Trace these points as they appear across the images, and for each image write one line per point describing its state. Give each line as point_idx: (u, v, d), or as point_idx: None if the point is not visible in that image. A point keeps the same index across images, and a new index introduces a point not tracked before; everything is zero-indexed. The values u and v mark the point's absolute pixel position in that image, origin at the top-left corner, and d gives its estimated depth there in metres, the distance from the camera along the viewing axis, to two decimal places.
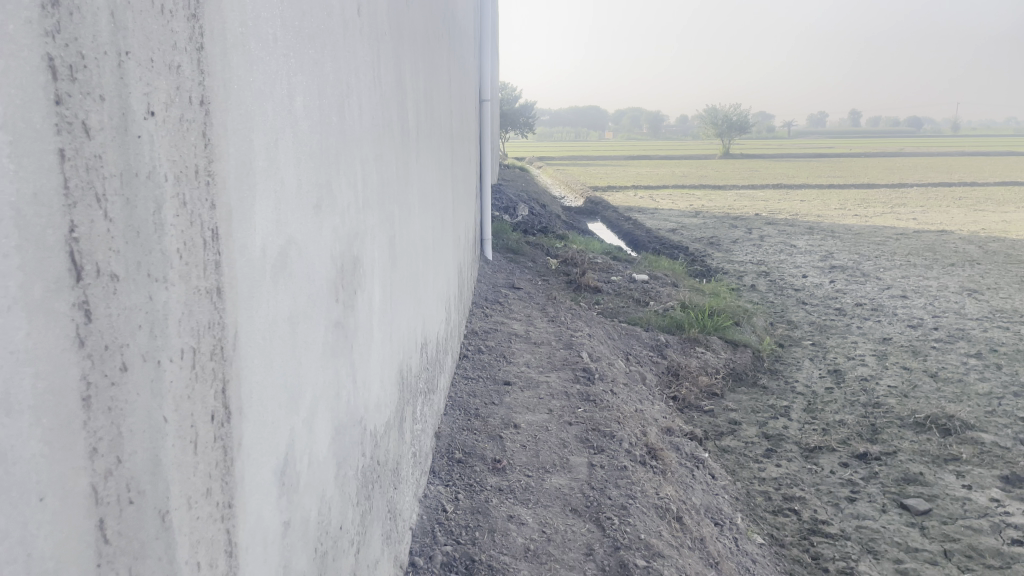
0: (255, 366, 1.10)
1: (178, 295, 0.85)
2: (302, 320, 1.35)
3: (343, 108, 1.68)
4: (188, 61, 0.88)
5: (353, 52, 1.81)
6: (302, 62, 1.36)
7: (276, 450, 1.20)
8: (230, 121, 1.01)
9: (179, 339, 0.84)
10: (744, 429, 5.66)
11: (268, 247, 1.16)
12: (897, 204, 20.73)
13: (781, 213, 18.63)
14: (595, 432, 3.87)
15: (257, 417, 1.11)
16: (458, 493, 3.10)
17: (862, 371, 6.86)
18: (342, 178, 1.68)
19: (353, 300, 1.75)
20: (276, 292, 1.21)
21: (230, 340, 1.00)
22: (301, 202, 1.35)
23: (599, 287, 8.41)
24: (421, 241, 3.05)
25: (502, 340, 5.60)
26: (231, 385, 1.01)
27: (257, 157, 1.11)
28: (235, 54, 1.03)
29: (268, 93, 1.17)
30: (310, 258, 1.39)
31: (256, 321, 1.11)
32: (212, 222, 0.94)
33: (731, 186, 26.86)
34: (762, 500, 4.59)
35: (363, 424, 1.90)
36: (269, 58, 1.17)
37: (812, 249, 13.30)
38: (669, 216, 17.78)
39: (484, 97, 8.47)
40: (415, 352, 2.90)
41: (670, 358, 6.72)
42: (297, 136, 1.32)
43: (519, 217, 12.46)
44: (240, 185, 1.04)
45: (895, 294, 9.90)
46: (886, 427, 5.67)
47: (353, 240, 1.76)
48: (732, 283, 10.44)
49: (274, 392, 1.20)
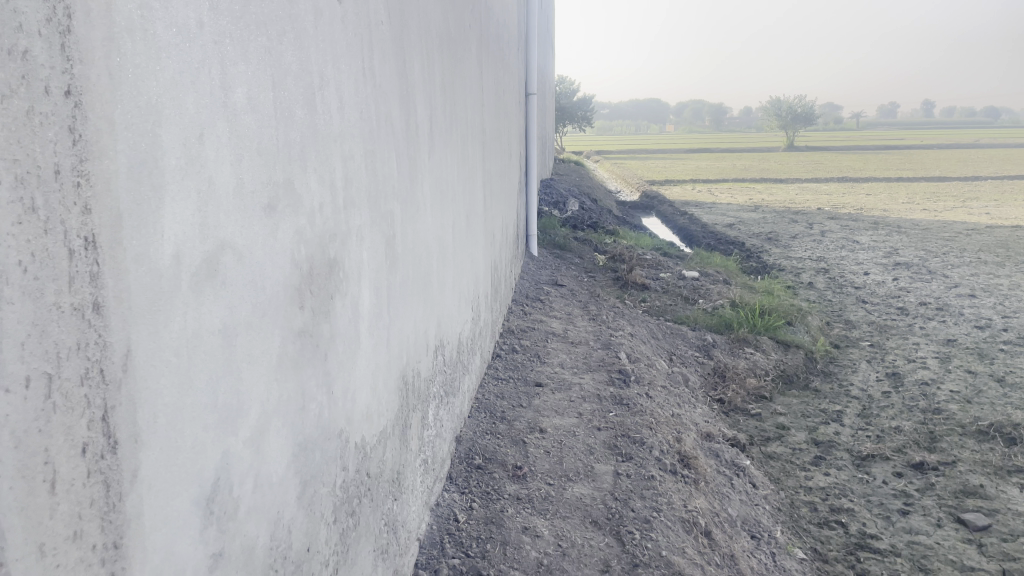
0: (163, 388, 0.99)
1: (22, 317, 0.74)
2: (245, 331, 1.24)
3: (313, 102, 1.57)
4: (44, 48, 0.77)
5: (331, 40, 1.69)
6: (245, 49, 1.25)
7: (198, 478, 1.09)
8: (120, 114, 0.90)
9: (23, 365, 0.74)
10: (793, 434, 5.41)
11: (187, 254, 1.05)
12: (970, 197, 19.90)
13: (844, 207, 18.05)
14: (624, 438, 3.71)
15: (166, 444, 1.00)
16: (473, 502, 2.98)
17: (923, 375, 6.51)
18: (312, 177, 1.56)
19: (326, 307, 1.64)
20: (201, 303, 1.09)
21: (119, 363, 0.89)
22: (243, 204, 1.23)
23: (646, 284, 8.19)
24: (435, 239, 2.93)
25: (538, 338, 5.48)
26: (118, 411, 0.89)
27: (168, 154, 1.00)
28: (130, 40, 0.92)
29: (188, 82, 1.06)
30: (256, 264, 1.28)
31: (164, 337, 1.00)
32: (87, 229, 0.83)
33: (794, 179, 26.15)
34: (807, 511, 4.35)
35: (345, 436, 1.79)
36: (187, 46, 1.06)
37: (876, 245, 12.79)
38: (727, 211, 17.36)
39: (530, 91, 8.34)
40: (426, 354, 2.78)
41: (716, 359, 6.49)
42: (236, 131, 1.21)
43: (569, 212, 12.29)
44: (137, 187, 0.93)
45: (962, 293, 9.43)
46: (945, 435, 5.36)
47: (328, 241, 1.65)
48: (789, 280, 10.09)
49: (198, 415, 1.08)
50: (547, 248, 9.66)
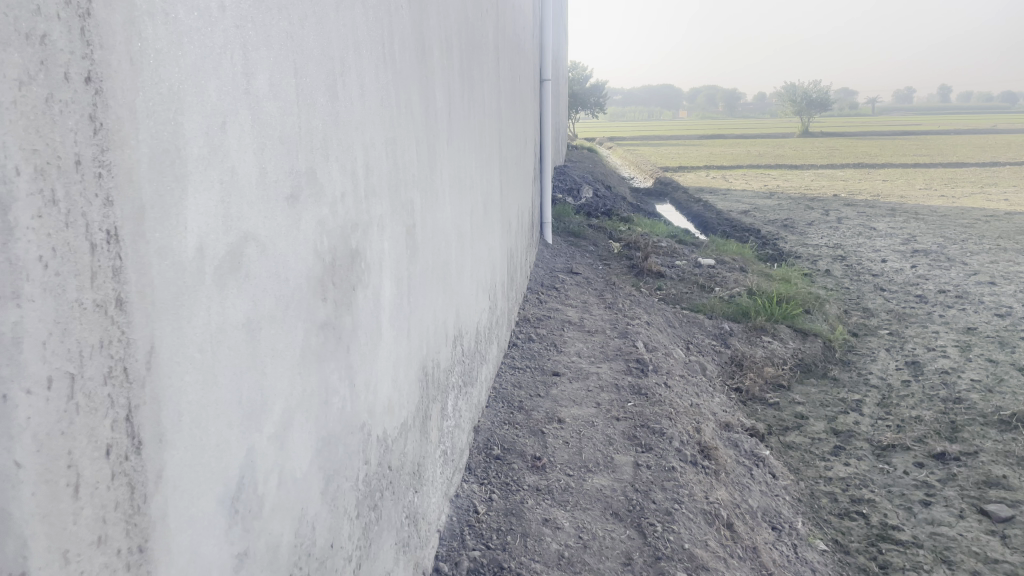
0: (188, 385, 0.96)
1: (43, 316, 0.70)
2: (269, 325, 1.21)
3: (335, 89, 1.53)
4: (63, 33, 0.73)
5: (353, 25, 1.66)
6: (267, 34, 1.21)
7: (223, 477, 1.06)
8: (141, 102, 0.86)
9: (45, 366, 0.70)
10: (812, 423, 5.36)
11: (210, 246, 1.02)
12: (987, 183, 19.66)
13: (860, 194, 17.89)
14: (644, 428, 3.67)
15: (191, 442, 0.97)
16: (492, 493, 2.95)
17: (943, 364, 6.44)
18: (334, 166, 1.53)
19: (348, 298, 1.60)
20: (225, 296, 1.06)
21: (142, 360, 0.86)
22: (266, 193, 1.20)
23: (662, 271, 8.13)
24: (453, 228, 2.90)
25: (555, 327, 5.44)
26: (142, 410, 0.86)
27: (189, 143, 0.96)
28: (151, 24, 0.88)
29: (209, 67, 1.02)
30: (279, 256, 1.25)
31: (189, 333, 0.96)
32: (109, 221, 0.80)
33: (809, 165, 25.90)
34: (828, 502, 4.30)
35: (367, 430, 1.76)
36: (209, 30, 1.02)
37: (894, 232, 12.66)
38: (742, 198, 17.23)
39: (546, 77, 8.28)
40: (445, 345, 2.75)
41: (734, 347, 6.44)
42: (259, 118, 1.17)
43: (583, 200, 12.23)
44: (159, 176, 0.90)
45: (982, 280, 9.32)
46: (967, 425, 5.29)
47: (350, 231, 1.62)
48: (805, 267, 10.00)
49: (222, 411, 1.05)
50: (562, 235, 9.61)
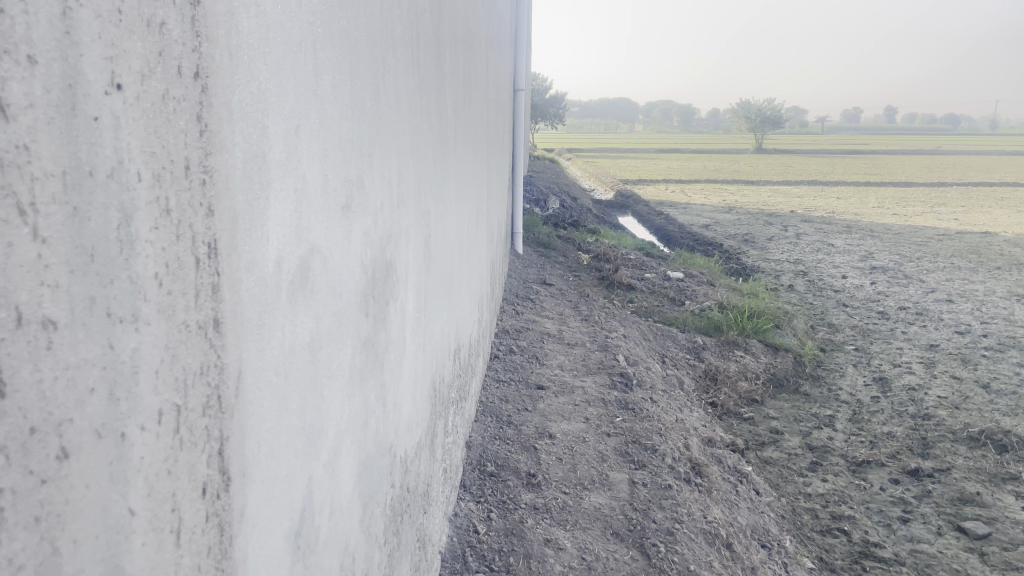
0: (266, 413, 0.87)
1: (156, 341, 0.62)
2: (326, 343, 1.13)
3: (377, 92, 1.45)
4: (177, 22, 0.65)
5: (391, 28, 1.58)
6: (331, 33, 1.13)
7: (289, 511, 0.97)
8: (237, 102, 0.78)
9: (156, 399, 0.62)
10: (787, 439, 5.38)
11: (286, 261, 0.93)
12: (937, 203, 20.19)
13: (817, 210, 18.24)
14: (635, 445, 3.64)
15: (267, 475, 0.88)
16: (491, 511, 2.87)
17: (910, 380, 6.53)
18: (376, 174, 1.45)
19: (384, 312, 1.53)
20: (295, 314, 0.98)
21: (232, 387, 0.78)
22: (327, 204, 1.12)
23: (632, 284, 8.15)
24: (455, 239, 2.82)
25: (534, 339, 5.39)
26: (230, 442, 0.78)
27: (272, 147, 0.88)
28: (245, 17, 0.80)
29: (289, 67, 0.94)
30: (335, 268, 1.16)
31: (267, 354, 0.88)
32: (210, 233, 0.72)
33: (765, 180, 26.32)
34: (809, 518, 4.31)
35: (393, 451, 1.68)
36: (290, 25, 0.94)
37: (852, 248, 12.89)
38: (702, 212, 17.40)
39: (519, 87, 8.21)
40: (448, 360, 2.67)
41: (707, 361, 6.46)
42: (324, 121, 1.09)
43: (550, 211, 12.22)
44: (248, 185, 0.81)
45: (939, 297, 9.53)
46: (937, 441, 5.36)
47: (386, 242, 1.54)
48: (770, 282, 10.11)
49: (290, 437, 0.97)
50: (531, 245, 9.56)
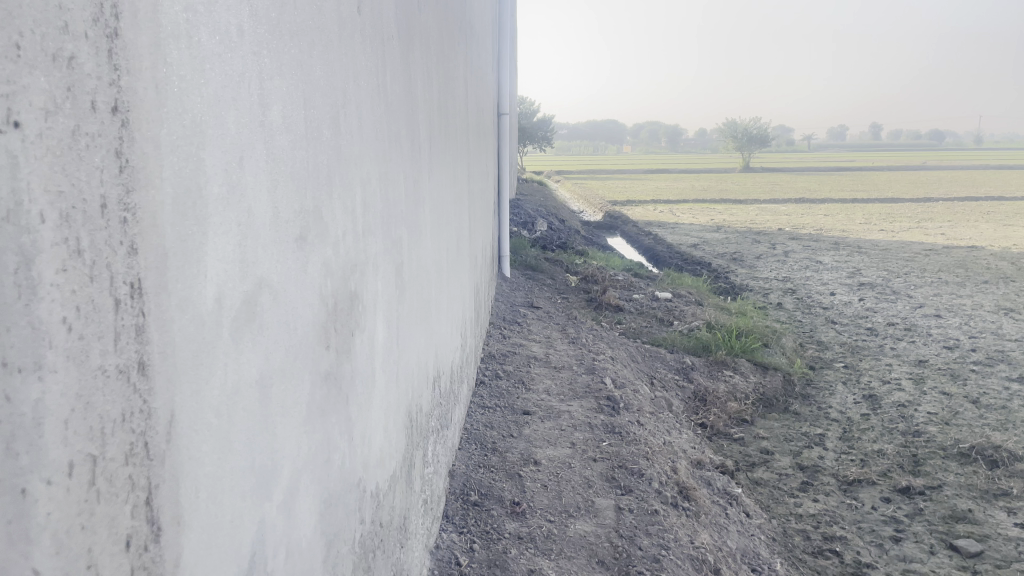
0: (206, 456, 0.84)
1: (65, 390, 0.59)
2: (279, 379, 1.10)
3: (337, 121, 1.43)
4: (91, 55, 0.63)
5: (352, 55, 1.56)
6: (280, 62, 1.11)
7: (236, 557, 0.93)
8: (166, 137, 0.75)
9: (66, 450, 0.59)
10: (778, 459, 5.34)
11: (227, 297, 0.90)
12: (924, 218, 20.29)
13: (804, 228, 18.31)
14: (621, 470, 3.60)
15: (207, 521, 0.85)
16: (473, 542, 2.83)
17: (899, 397, 6.51)
18: (337, 203, 1.43)
19: (348, 344, 1.49)
20: (240, 351, 0.95)
21: (162, 432, 0.74)
22: (279, 236, 1.09)
23: (620, 305, 8.14)
24: (432, 264, 2.79)
25: (520, 363, 5.35)
26: (162, 490, 0.74)
27: (209, 182, 0.86)
28: (175, 47, 0.78)
29: (229, 96, 0.92)
30: (289, 302, 1.13)
31: (206, 396, 0.85)
32: (134, 272, 0.69)
33: (753, 199, 26.41)
34: (801, 540, 4.27)
35: (363, 486, 1.64)
36: (231, 55, 0.92)
37: (840, 265, 12.92)
38: (690, 231, 17.44)
39: (503, 111, 8.24)
40: (426, 388, 2.63)
41: (696, 382, 6.42)
42: (272, 150, 1.07)
43: (538, 233, 12.23)
44: (181, 220, 0.79)
45: (927, 313, 9.55)
46: (928, 457, 5.33)
47: (350, 271, 1.51)
48: (758, 300, 10.11)
49: (235, 480, 0.93)
50: (518, 268, 9.54)
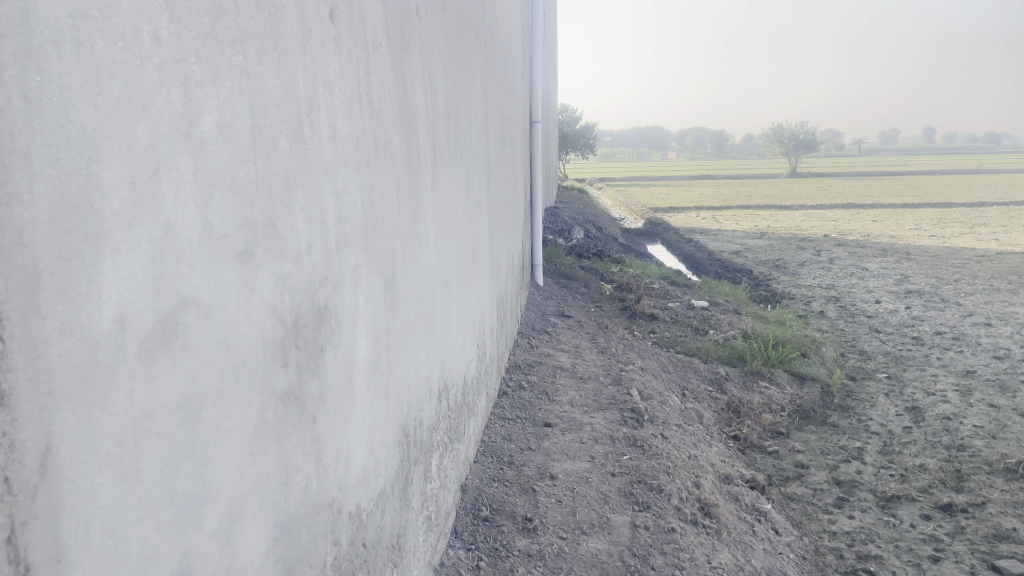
0: (102, 485, 0.80)
1: None
2: (213, 402, 1.04)
3: (300, 130, 1.38)
4: None
5: (323, 59, 1.51)
6: (215, 70, 1.06)
7: None
8: (40, 148, 0.72)
9: None
10: (813, 473, 5.16)
11: (133, 318, 0.85)
12: (977, 223, 19.66)
13: (850, 233, 17.89)
14: (640, 485, 3.50)
15: (105, 556, 0.81)
16: (481, 560, 2.76)
17: (944, 409, 6.26)
18: (300, 216, 1.37)
19: (315, 361, 1.44)
20: (154, 374, 0.89)
21: (34, 466, 0.71)
22: (211, 251, 1.03)
23: (655, 314, 8.00)
24: (437, 275, 2.72)
25: (546, 373, 5.27)
26: (32, 528, 0.71)
27: (107, 196, 0.81)
28: (56, 53, 0.74)
29: (139, 108, 0.87)
30: (226, 319, 1.08)
31: (104, 424, 0.80)
32: None
33: (799, 205, 25.91)
34: (833, 559, 4.10)
35: (338, 506, 1.59)
36: (144, 65, 0.88)
37: (887, 272, 12.56)
38: (733, 238, 17.15)
39: (535, 119, 8.20)
40: (428, 402, 2.57)
41: (730, 393, 6.26)
42: (204, 163, 1.02)
43: (574, 240, 12.12)
44: (64, 240, 0.75)
45: (977, 321, 9.20)
46: (972, 473, 5.10)
47: (318, 286, 1.46)
48: (800, 308, 9.86)
49: (147, 513, 0.88)
50: (553, 276, 9.45)
